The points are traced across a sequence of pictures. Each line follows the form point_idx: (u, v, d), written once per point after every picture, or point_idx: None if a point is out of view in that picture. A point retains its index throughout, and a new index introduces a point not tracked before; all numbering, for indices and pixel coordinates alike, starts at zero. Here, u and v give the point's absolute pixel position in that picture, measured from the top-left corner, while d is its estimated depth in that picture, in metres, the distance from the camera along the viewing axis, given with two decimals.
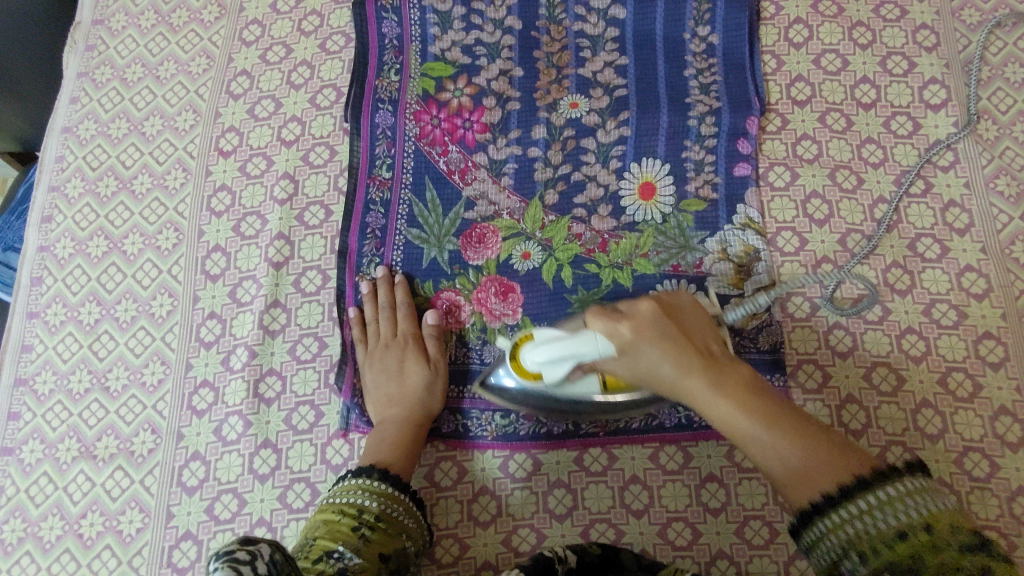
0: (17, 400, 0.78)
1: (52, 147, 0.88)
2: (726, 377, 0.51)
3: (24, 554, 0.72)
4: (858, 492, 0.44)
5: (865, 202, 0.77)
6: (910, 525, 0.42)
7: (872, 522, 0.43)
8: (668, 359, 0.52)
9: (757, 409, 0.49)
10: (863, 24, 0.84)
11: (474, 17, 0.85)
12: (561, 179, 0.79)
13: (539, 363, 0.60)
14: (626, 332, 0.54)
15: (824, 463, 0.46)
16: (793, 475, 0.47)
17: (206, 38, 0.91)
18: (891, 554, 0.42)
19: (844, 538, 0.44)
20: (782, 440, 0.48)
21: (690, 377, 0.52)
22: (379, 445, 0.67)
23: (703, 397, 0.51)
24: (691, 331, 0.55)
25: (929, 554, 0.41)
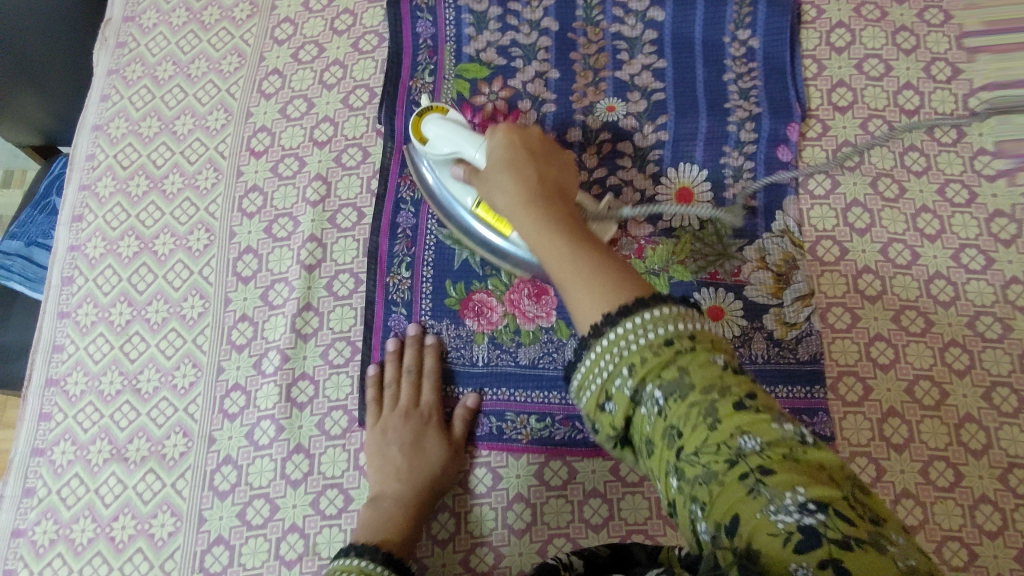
0: (48, 401, 0.77)
1: (83, 145, 0.88)
2: (547, 201, 0.55)
3: (56, 557, 0.71)
4: (620, 316, 0.43)
5: (909, 211, 0.75)
6: (680, 345, 0.41)
7: (637, 338, 0.42)
8: (512, 187, 0.57)
9: (552, 215, 0.52)
10: (907, 29, 0.82)
11: (510, 17, 0.84)
12: (596, 181, 0.78)
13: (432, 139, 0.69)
14: (498, 139, 0.62)
15: (589, 263, 0.47)
16: (569, 287, 0.47)
17: (238, 36, 0.90)
18: (652, 364, 0.41)
19: (612, 355, 0.43)
20: (570, 257, 0.48)
21: (522, 207, 0.55)
22: (376, 525, 0.64)
23: (528, 225, 0.53)
24: (545, 159, 0.61)
25: (695, 375, 0.40)
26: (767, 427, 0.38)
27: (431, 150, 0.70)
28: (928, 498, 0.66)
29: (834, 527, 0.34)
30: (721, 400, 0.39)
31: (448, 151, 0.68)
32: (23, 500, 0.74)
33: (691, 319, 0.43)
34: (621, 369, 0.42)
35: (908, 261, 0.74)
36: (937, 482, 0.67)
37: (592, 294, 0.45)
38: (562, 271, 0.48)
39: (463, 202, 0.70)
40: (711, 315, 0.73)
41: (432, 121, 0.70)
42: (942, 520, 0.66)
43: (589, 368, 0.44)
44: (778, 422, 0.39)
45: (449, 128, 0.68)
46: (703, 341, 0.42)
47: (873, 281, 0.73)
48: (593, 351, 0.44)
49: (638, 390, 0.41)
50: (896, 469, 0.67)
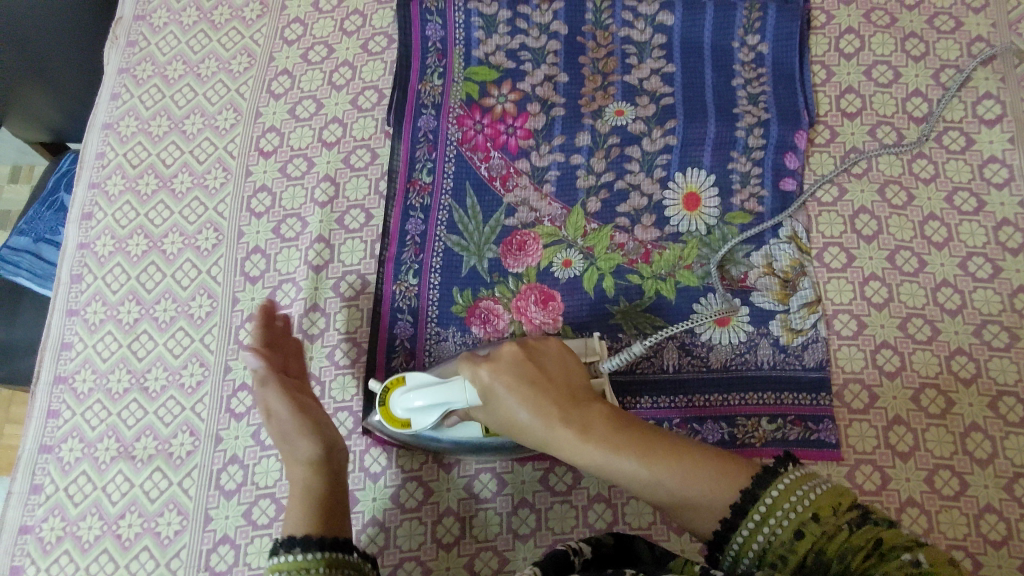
0: (57, 398, 0.78)
1: (93, 143, 0.88)
2: (591, 425, 0.52)
3: (63, 553, 0.72)
4: (743, 517, 0.47)
5: (916, 219, 0.75)
6: (802, 513, 0.45)
7: (772, 530, 0.45)
8: (526, 405, 0.54)
9: (616, 440, 0.51)
10: (916, 35, 0.82)
11: (520, 20, 0.84)
12: (604, 186, 0.78)
13: (411, 406, 0.64)
14: (486, 378, 0.57)
15: (691, 474, 0.49)
16: (687, 503, 0.49)
17: (248, 36, 0.90)
18: (797, 556, 0.44)
19: (753, 549, 0.46)
20: (658, 469, 0.50)
21: (553, 425, 0.53)
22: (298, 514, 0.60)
23: (577, 446, 0.52)
24: (548, 370, 0.57)
25: (827, 544, 0.43)
26: (891, 563, 0.41)
27: (419, 427, 0.65)
28: (932, 507, 0.66)
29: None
30: (851, 554, 0.42)
31: (435, 415, 0.63)
32: (31, 497, 0.74)
33: (814, 480, 0.46)
34: (761, 560, 0.46)
35: (915, 269, 0.74)
36: (941, 491, 0.67)
37: (709, 492, 0.49)
38: (672, 494, 0.50)
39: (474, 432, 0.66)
40: (718, 321, 0.73)
41: (400, 396, 0.66)
42: (947, 529, 0.65)
43: (742, 563, 0.47)
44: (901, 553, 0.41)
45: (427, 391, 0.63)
46: (827, 508, 0.44)
47: (879, 288, 0.73)
48: (735, 548, 0.47)
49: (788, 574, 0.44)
50: (901, 477, 0.67)
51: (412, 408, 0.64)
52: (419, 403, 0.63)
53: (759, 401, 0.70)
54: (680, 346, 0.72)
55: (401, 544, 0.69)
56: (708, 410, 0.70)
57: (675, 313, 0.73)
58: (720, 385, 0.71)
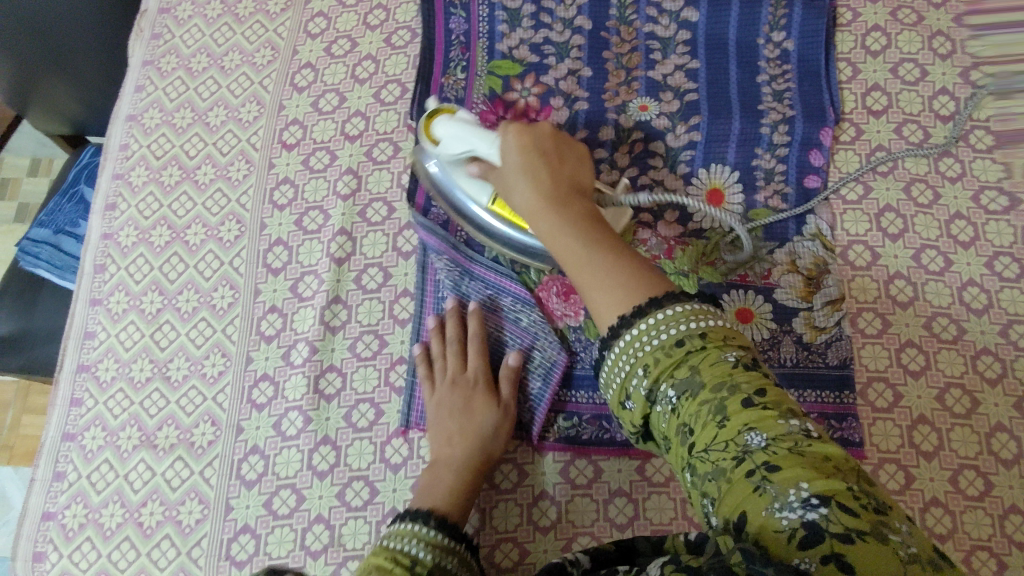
0: (80, 386, 0.78)
1: (118, 135, 0.89)
2: (568, 207, 0.57)
3: (85, 541, 0.72)
4: (637, 317, 0.47)
5: (942, 217, 0.75)
6: (692, 339, 0.45)
7: (654, 337, 0.46)
8: (531, 180, 0.59)
9: (573, 220, 0.55)
10: (943, 34, 0.81)
11: (543, 15, 0.84)
12: (627, 181, 0.78)
13: (449, 143, 0.70)
14: (510, 138, 0.63)
15: (611, 266, 0.51)
16: (595, 287, 0.51)
17: (272, 29, 0.91)
18: (670, 364, 0.45)
19: (630, 353, 0.47)
20: (596, 253, 0.52)
21: (541, 202, 0.57)
22: (426, 486, 0.64)
23: (549, 219, 0.56)
24: (564, 168, 0.61)
25: (706, 370, 0.43)
26: (778, 426, 0.40)
27: (444, 152, 0.71)
28: (957, 507, 0.66)
29: (836, 521, 0.36)
30: (730, 396, 0.42)
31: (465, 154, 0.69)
32: (54, 484, 0.75)
33: (708, 316, 0.46)
34: (639, 366, 0.46)
35: (941, 268, 0.73)
36: (966, 491, 0.66)
37: (615, 288, 0.49)
38: (592, 278, 0.51)
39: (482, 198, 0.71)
40: (741, 317, 0.72)
41: (443, 123, 0.71)
42: (972, 529, 0.65)
43: (613, 366, 0.48)
44: (784, 417, 0.41)
45: (464, 130, 0.69)
46: (717, 339, 0.45)
47: (904, 287, 0.73)
48: (615, 347, 0.48)
49: (655, 390, 0.45)
50: (925, 477, 0.67)
51: (447, 138, 0.70)
52: (456, 144, 0.69)
53: None
54: None
55: None
56: None
57: None
58: None
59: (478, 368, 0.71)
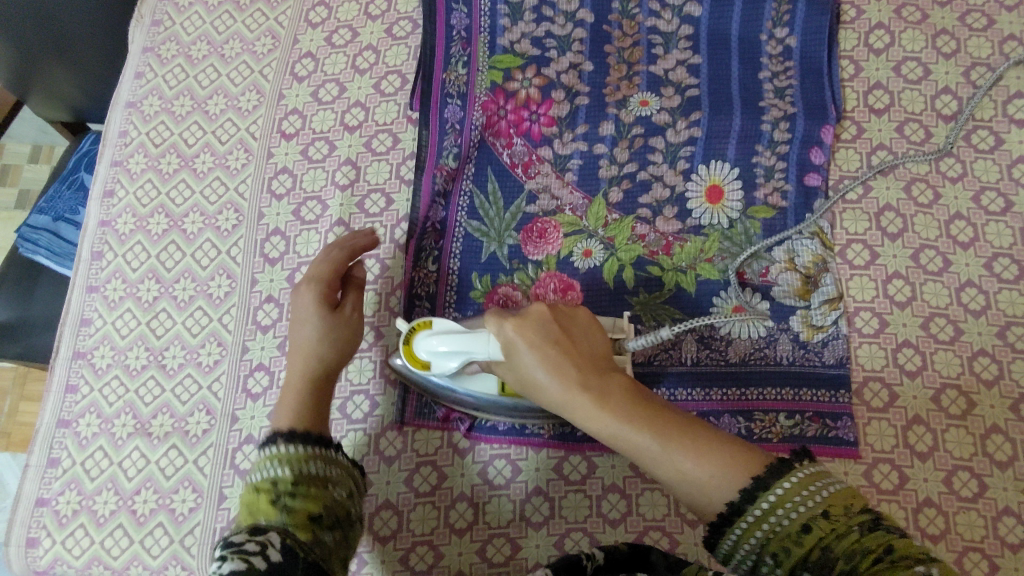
0: (75, 373, 0.78)
1: (117, 122, 0.89)
2: (607, 392, 0.50)
3: (78, 527, 0.73)
4: (745, 503, 0.43)
5: (941, 218, 0.75)
6: (811, 513, 0.41)
7: (773, 522, 0.42)
8: (543, 366, 0.52)
9: (640, 419, 0.48)
10: (947, 32, 0.81)
11: (546, 8, 0.83)
12: (626, 177, 0.77)
13: (432, 352, 0.62)
14: (507, 331, 0.55)
15: (709, 463, 0.45)
16: (696, 489, 0.45)
17: (273, 18, 0.90)
18: (802, 551, 0.41)
19: (755, 539, 0.42)
20: (674, 447, 0.46)
21: (573, 392, 0.51)
22: (281, 405, 0.59)
23: (594, 415, 0.49)
24: (575, 335, 0.55)
25: (835, 544, 0.40)
26: (903, 571, 0.37)
27: (438, 372, 0.64)
28: (950, 508, 0.65)
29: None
30: (860, 557, 0.38)
31: (456, 362, 0.61)
32: (48, 471, 0.75)
33: (826, 480, 0.43)
34: (766, 553, 0.42)
35: (939, 269, 0.73)
36: (960, 492, 0.66)
37: (716, 476, 0.44)
38: (686, 480, 0.46)
39: (489, 389, 0.66)
40: (738, 315, 0.72)
41: (424, 339, 0.64)
42: (965, 531, 0.65)
43: (734, 551, 0.43)
44: (920, 564, 0.36)
45: (450, 337, 0.61)
46: (839, 508, 0.41)
47: (902, 287, 0.73)
48: (732, 539, 0.44)
49: (788, 573, 0.41)
50: (918, 477, 0.67)
51: (433, 352, 0.62)
52: (442, 351, 0.62)
53: (777, 396, 0.69)
54: (699, 340, 0.72)
55: (414, 527, 0.69)
56: (725, 405, 0.70)
57: (694, 306, 0.73)
58: (739, 379, 0.70)
59: (328, 275, 0.65)
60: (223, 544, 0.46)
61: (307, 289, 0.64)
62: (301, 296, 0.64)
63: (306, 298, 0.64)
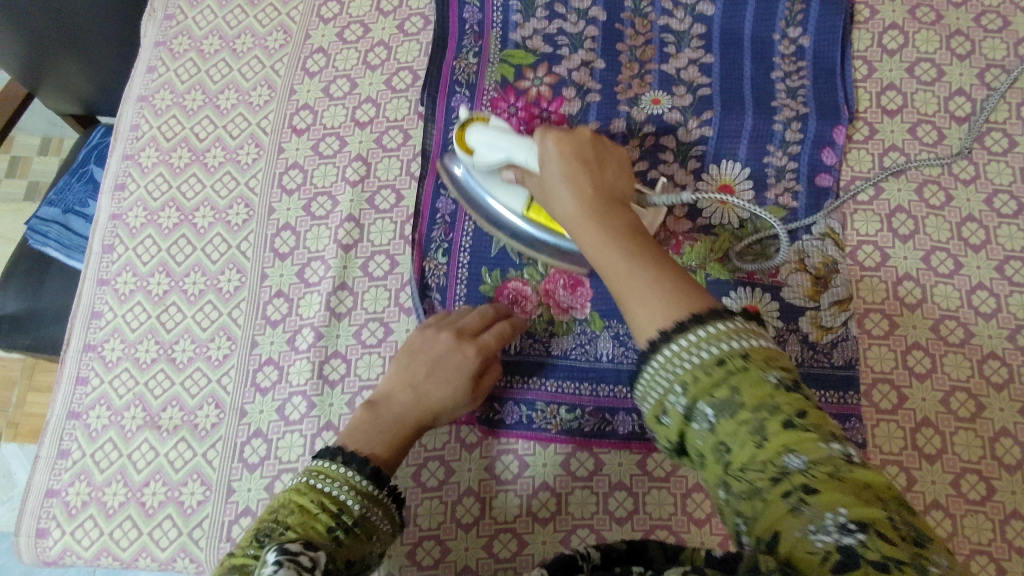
0: (86, 365, 0.79)
1: (128, 115, 0.89)
2: (606, 208, 0.54)
3: (88, 518, 0.73)
4: (675, 333, 0.43)
5: (953, 220, 0.74)
6: (733, 356, 0.41)
7: (692, 355, 0.42)
8: (568, 184, 0.55)
9: (612, 230, 0.51)
10: (961, 34, 0.80)
11: (558, 5, 0.83)
12: (637, 174, 0.77)
13: (483, 146, 0.67)
14: (550, 146, 0.58)
15: (653, 280, 0.46)
16: (632, 294, 0.47)
17: (285, 13, 0.91)
18: (710, 384, 0.40)
19: (667, 372, 0.42)
20: (635, 258, 0.48)
21: (579, 200, 0.54)
22: (360, 424, 0.61)
23: (583, 219, 0.53)
24: (603, 169, 0.57)
25: (748, 392, 0.39)
26: (816, 446, 0.37)
27: (478, 161, 0.68)
28: (958, 510, 0.65)
29: (872, 547, 0.33)
30: (771, 417, 0.38)
31: (499, 159, 0.66)
32: (58, 462, 0.75)
33: (756, 335, 0.42)
34: (677, 386, 0.42)
35: (950, 271, 0.73)
36: (968, 495, 0.66)
37: (659, 300, 0.45)
38: (629, 283, 0.47)
39: (513, 207, 0.71)
40: None
41: (476, 131, 0.68)
42: (972, 534, 0.65)
43: (647, 382, 0.44)
44: (826, 440, 0.37)
45: (498, 136, 0.66)
46: (761, 359, 0.40)
47: (912, 289, 0.72)
48: (649, 367, 0.44)
49: (690, 408, 0.41)
50: (926, 480, 0.66)
51: (482, 147, 0.67)
52: (490, 146, 0.66)
53: None
54: None
55: (421, 522, 0.69)
56: None
57: None
58: None
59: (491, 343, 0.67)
60: (279, 549, 0.45)
61: (462, 347, 0.65)
62: (456, 351, 0.65)
63: (460, 354, 0.65)
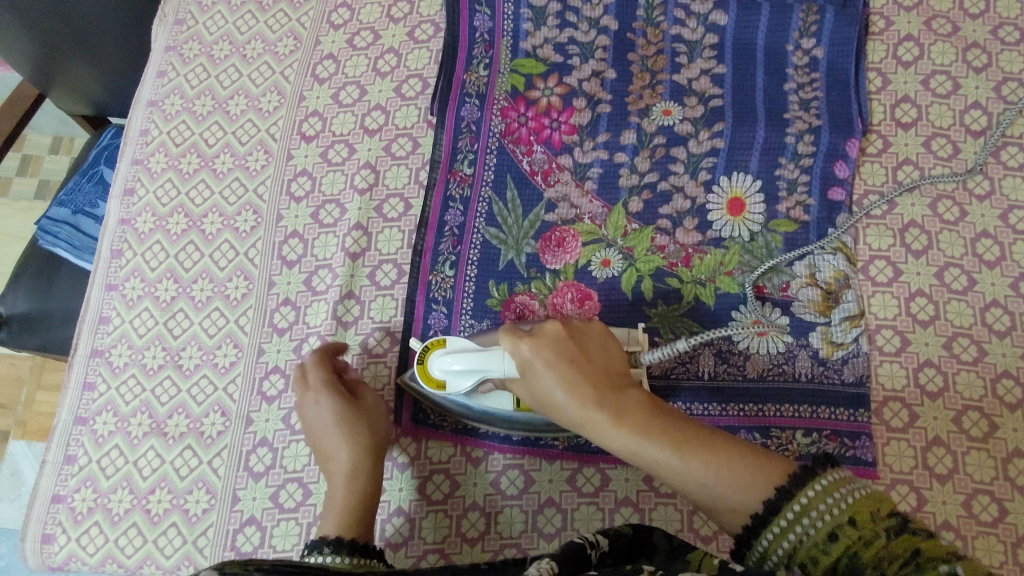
0: (93, 370, 0.79)
1: (138, 120, 0.89)
2: (620, 399, 0.54)
3: (93, 525, 0.73)
4: (778, 508, 0.45)
5: (967, 235, 0.73)
6: (838, 521, 0.42)
7: (801, 527, 0.44)
8: (561, 385, 0.55)
9: (646, 425, 0.51)
10: (978, 46, 0.79)
11: (569, 14, 0.83)
12: (646, 187, 0.77)
13: (449, 370, 0.64)
14: (525, 351, 0.58)
15: (741, 477, 0.47)
16: (716, 496, 0.48)
17: (295, 19, 0.90)
18: (829, 559, 0.42)
19: (782, 546, 0.44)
20: (687, 455, 0.49)
21: (586, 406, 0.53)
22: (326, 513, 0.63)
23: (607, 427, 0.52)
24: (595, 355, 0.58)
25: (864, 551, 0.41)
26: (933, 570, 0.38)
27: (453, 389, 0.65)
28: (969, 532, 0.64)
29: None
30: (888, 564, 0.39)
31: (472, 380, 0.64)
32: (65, 467, 0.75)
33: (849, 484, 0.44)
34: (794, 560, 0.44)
35: (963, 287, 0.72)
36: (980, 516, 0.65)
37: (737, 489, 0.47)
38: (704, 486, 0.48)
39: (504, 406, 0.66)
40: (756, 330, 0.71)
41: (438, 359, 0.65)
42: (983, 556, 0.64)
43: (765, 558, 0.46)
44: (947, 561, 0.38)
45: (466, 357, 0.63)
46: (865, 515, 0.42)
47: (925, 305, 0.71)
48: (763, 547, 0.46)
49: None
50: (937, 500, 0.65)
51: (448, 371, 0.64)
52: (455, 368, 0.63)
53: (795, 413, 0.69)
54: (717, 353, 0.71)
55: (426, 535, 0.69)
56: (744, 420, 0.69)
57: (712, 318, 0.72)
58: (757, 396, 0.70)
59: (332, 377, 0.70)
60: None
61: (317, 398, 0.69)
62: (317, 403, 0.69)
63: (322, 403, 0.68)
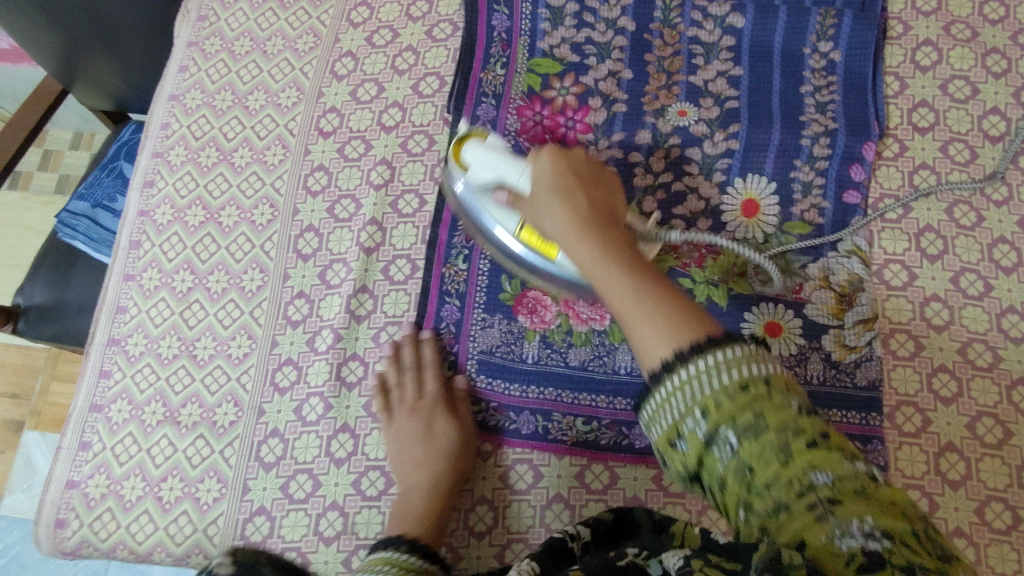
0: (109, 359, 0.80)
1: (159, 114, 0.90)
2: (598, 232, 0.54)
3: (105, 511, 0.74)
4: (693, 355, 0.41)
5: (984, 241, 0.73)
6: (754, 382, 0.39)
7: (713, 378, 0.40)
8: (562, 199, 0.58)
9: (604, 248, 0.52)
10: (998, 52, 0.79)
11: (587, 14, 0.83)
12: (661, 187, 0.77)
13: (473, 161, 0.68)
14: (544, 164, 0.62)
15: (652, 304, 0.45)
16: (630, 322, 0.46)
17: (315, 17, 0.91)
18: (731, 408, 0.38)
19: (684, 394, 0.40)
20: (622, 269, 0.49)
21: (571, 222, 0.56)
22: (402, 516, 0.65)
23: (576, 238, 0.54)
24: (598, 188, 0.61)
25: (771, 415, 0.38)
26: (841, 466, 0.36)
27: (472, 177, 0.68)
28: (980, 539, 0.64)
29: (898, 554, 0.33)
30: (792, 436, 0.37)
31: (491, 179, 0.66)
32: (79, 454, 0.76)
33: (768, 363, 0.40)
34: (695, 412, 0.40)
35: (979, 293, 0.71)
36: (992, 524, 0.64)
37: (655, 322, 0.44)
38: (623, 311, 0.47)
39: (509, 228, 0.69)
40: (768, 331, 0.71)
41: (471, 146, 0.68)
42: (995, 563, 0.63)
43: (659, 406, 0.42)
44: (850, 460, 0.37)
45: (491, 154, 0.66)
46: (781, 386, 0.39)
47: (940, 310, 0.71)
48: (663, 391, 0.42)
49: (712, 434, 0.39)
50: (948, 506, 0.65)
51: (473, 163, 0.68)
52: (481, 165, 0.67)
53: None
54: None
55: None
56: None
57: (725, 318, 0.72)
58: None
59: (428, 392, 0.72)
60: None
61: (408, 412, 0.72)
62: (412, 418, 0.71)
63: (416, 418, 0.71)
